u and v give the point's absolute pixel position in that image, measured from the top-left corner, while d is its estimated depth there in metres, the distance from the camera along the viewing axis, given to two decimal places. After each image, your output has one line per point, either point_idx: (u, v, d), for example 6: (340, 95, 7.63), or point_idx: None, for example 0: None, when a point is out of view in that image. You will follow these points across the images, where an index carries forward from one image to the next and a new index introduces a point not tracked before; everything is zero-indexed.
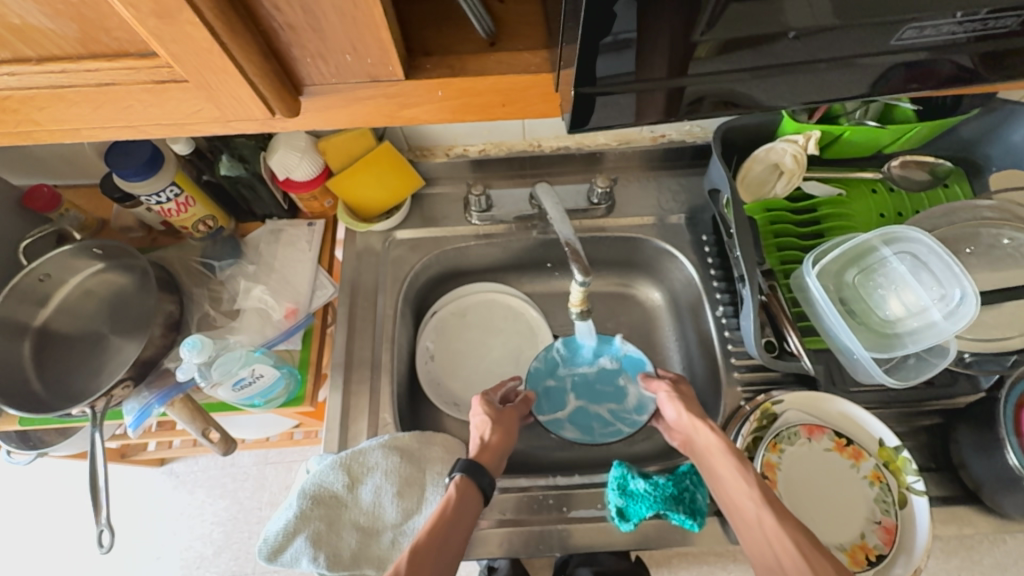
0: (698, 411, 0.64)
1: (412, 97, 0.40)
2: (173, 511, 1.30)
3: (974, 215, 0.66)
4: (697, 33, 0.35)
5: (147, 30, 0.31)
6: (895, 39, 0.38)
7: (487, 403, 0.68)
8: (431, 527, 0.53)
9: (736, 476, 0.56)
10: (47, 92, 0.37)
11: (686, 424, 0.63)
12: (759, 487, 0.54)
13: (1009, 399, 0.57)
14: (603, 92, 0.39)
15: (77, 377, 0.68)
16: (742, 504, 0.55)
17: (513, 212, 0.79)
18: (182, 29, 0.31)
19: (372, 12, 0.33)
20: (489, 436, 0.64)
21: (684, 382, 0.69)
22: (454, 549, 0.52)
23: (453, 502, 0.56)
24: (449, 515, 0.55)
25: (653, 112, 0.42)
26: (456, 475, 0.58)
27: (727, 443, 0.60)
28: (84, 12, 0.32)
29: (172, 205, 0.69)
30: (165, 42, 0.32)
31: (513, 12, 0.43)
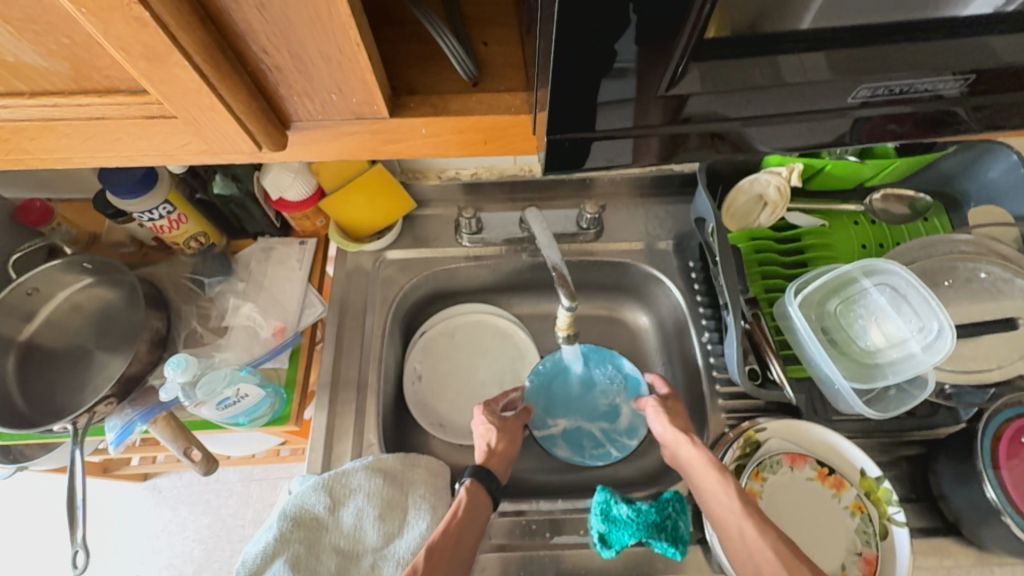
0: (682, 425, 0.66)
1: (397, 134, 0.42)
2: (154, 528, 1.28)
3: (952, 249, 0.68)
4: (666, 90, 0.38)
5: (138, 71, 0.32)
6: (852, 96, 0.40)
7: (491, 413, 0.71)
8: (444, 528, 0.56)
9: (717, 489, 0.57)
10: (39, 124, 0.38)
11: (671, 440, 0.64)
12: (738, 497, 0.55)
13: (987, 432, 0.59)
14: (598, 138, 0.41)
15: (60, 393, 0.68)
16: (725, 516, 0.55)
17: (502, 235, 0.80)
18: (171, 71, 0.32)
19: (357, 58, 0.34)
20: (496, 443, 0.67)
21: (673, 397, 0.69)
22: (467, 548, 0.55)
23: (466, 505, 0.59)
24: (461, 518, 0.57)
25: (648, 155, 0.44)
26: (466, 480, 0.61)
27: (709, 456, 0.60)
28: (77, 53, 0.34)
29: (165, 222, 0.69)
30: (154, 82, 0.33)
31: (496, 54, 0.44)
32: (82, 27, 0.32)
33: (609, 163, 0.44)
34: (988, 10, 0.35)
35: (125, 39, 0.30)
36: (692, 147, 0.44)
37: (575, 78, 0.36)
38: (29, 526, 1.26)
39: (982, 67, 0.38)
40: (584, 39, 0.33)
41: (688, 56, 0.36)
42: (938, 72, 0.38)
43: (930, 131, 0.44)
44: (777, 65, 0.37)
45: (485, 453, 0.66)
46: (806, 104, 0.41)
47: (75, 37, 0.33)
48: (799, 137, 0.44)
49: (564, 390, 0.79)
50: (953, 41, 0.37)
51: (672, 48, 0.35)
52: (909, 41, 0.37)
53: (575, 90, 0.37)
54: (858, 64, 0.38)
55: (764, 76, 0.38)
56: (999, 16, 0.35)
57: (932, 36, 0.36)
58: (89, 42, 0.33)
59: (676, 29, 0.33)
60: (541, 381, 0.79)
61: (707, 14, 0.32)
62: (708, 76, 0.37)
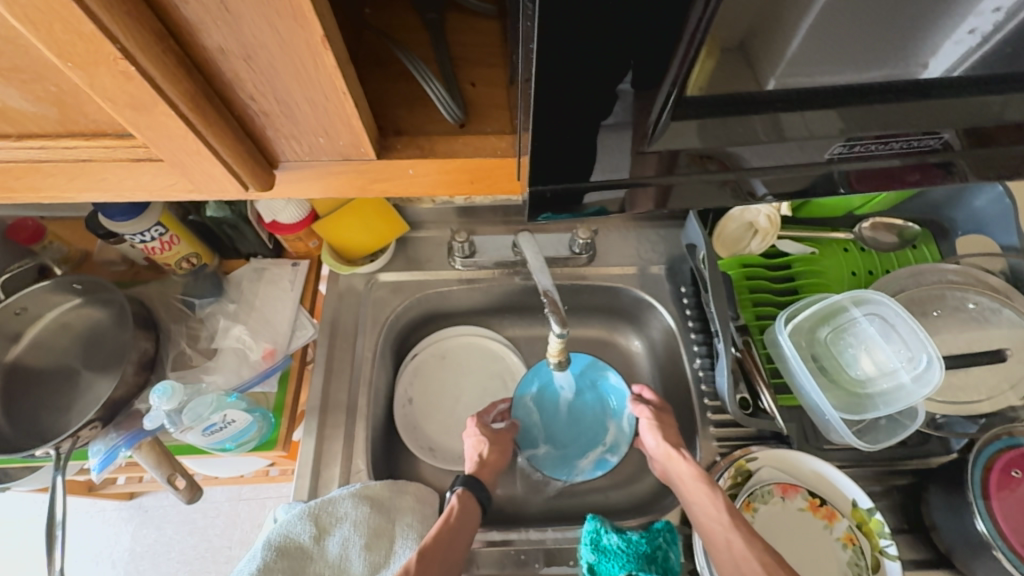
0: (674, 439, 0.65)
1: (386, 172, 0.42)
2: (139, 548, 1.26)
3: (939, 279, 0.69)
4: (647, 144, 0.39)
5: (124, 119, 0.33)
6: (828, 153, 0.42)
7: (484, 424, 0.70)
8: (437, 533, 0.56)
9: (707, 503, 0.57)
10: (25, 164, 0.39)
11: (661, 454, 0.64)
12: (727, 511, 0.55)
13: (978, 461, 0.58)
14: (590, 190, 0.43)
15: (43, 417, 0.67)
16: (711, 529, 0.56)
17: (495, 258, 0.80)
18: (157, 119, 0.32)
19: (344, 104, 0.34)
20: (488, 454, 0.68)
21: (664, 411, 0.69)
22: (459, 552, 0.56)
23: (456, 513, 0.59)
24: (452, 524, 0.58)
25: (644, 202, 0.45)
26: (457, 489, 0.62)
27: (700, 471, 0.60)
28: (64, 100, 0.35)
29: (156, 244, 0.68)
30: (141, 129, 0.33)
31: (484, 94, 0.45)
32: (68, 77, 0.32)
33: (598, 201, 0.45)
34: (937, 73, 0.37)
35: (112, 90, 0.30)
36: (678, 189, 0.44)
37: (559, 119, 0.36)
38: (9, 548, 1.23)
39: (953, 116, 0.39)
40: (568, 86, 0.34)
41: (671, 111, 0.36)
42: (913, 120, 0.39)
43: (916, 170, 0.44)
44: (747, 122, 0.38)
45: (479, 464, 0.66)
46: (788, 153, 0.41)
47: (62, 85, 0.33)
48: (786, 175, 0.44)
49: (549, 407, 0.77)
50: (921, 100, 0.38)
51: (658, 91, 0.35)
52: (877, 101, 0.38)
53: (559, 131, 0.37)
54: (837, 115, 0.39)
55: (744, 126, 0.39)
56: (949, 79, 0.37)
57: (901, 95, 0.38)
58: (75, 90, 0.34)
59: (656, 82, 0.34)
60: (526, 400, 0.77)
61: (700, 38, 0.32)
62: (691, 126, 0.38)
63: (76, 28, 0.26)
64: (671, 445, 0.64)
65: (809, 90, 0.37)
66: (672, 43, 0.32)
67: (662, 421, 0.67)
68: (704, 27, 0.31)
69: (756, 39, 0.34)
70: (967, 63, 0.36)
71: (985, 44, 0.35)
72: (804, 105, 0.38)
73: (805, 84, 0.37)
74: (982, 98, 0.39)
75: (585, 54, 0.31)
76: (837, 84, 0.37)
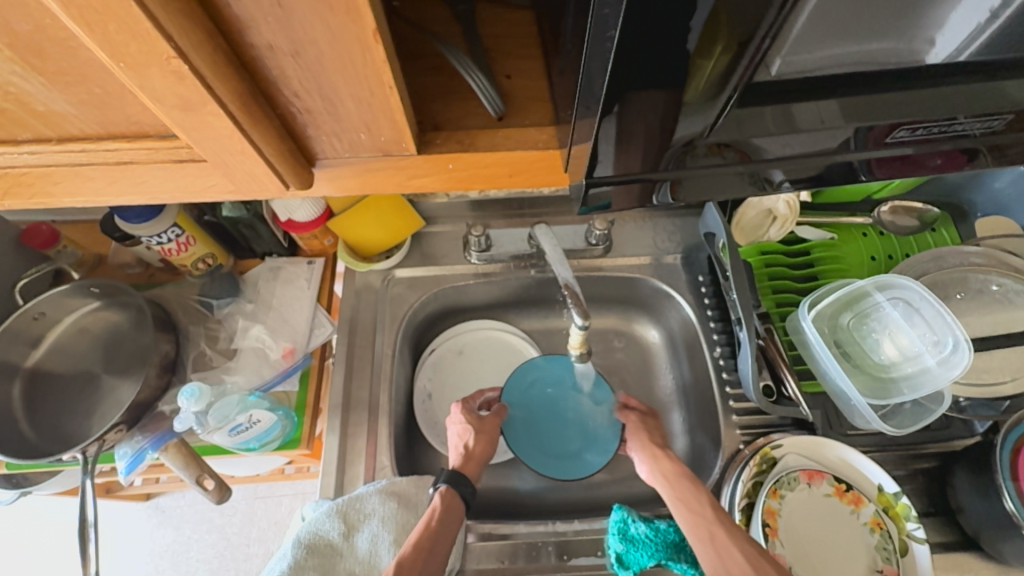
0: (658, 440, 0.65)
1: (420, 169, 0.42)
2: (159, 547, 1.27)
3: (962, 261, 0.68)
4: (702, 139, 0.39)
5: (170, 120, 0.32)
6: (890, 137, 0.41)
7: (468, 411, 0.69)
8: (417, 540, 0.55)
9: (689, 497, 0.57)
10: (66, 168, 0.39)
11: (647, 451, 0.64)
12: (710, 504, 0.55)
13: (1006, 444, 0.58)
14: (596, 185, 0.42)
15: (69, 420, 0.67)
16: (693, 523, 0.55)
17: (511, 251, 0.79)
18: (204, 119, 0.32)
19: (389, 99, 0.34)
20: (473, 445, 0.66)
21: (653, 415, 0.69)
22: (440, 559, 0.54)
23: (438, 514, 0.58)
24: (434, 528, 0.56)
25: (625, 199, 0.45)
26: (440, 487, 0.60)
27: (681, 468, 0.60)
28: (107, 102, 0.34)
29: (173, 245, 0.68)
30: (186, 129, 0.33)
31: (518, 86, 0.44)
32: (115, 78, 0.32)
33: (624, 200, 0.45)
34: (941, 59, 0.37)
35: (161, 90, 0.30)
36: (693, 182, 0.43)
37: (610, 113, 0.35)
38: (30, 550, 1.24)
39: (998, 95, 0.38)
40: (617, 76, 0.33)
41: (730, 108, 0.36)
42: (960, 99, 0.38)
43: (951, 154, 0.44)
44: (791, 111, 0.38)
45: (462, 455, 0.65)
46: (818, 142, 0.41)
47: (107, 87, 0.33)
48: (822, 161, 0.43)
49: (542, 395, 0.74)
50: (958, 84, 0.38)
51: (721, 95, 0.35)
52: (915, 87, 0.38)
53: (614, 124, 0.36)
54: (849, 106, 0.38)
55: (785, 111, 0.38)
56: (955, 65, 0.37)
57: (940, 81, 0.37)
58: (120, 92, 0.33)
59: (721, 83, 0.34)
60: (523, 382, 0.74)
61: (767, 44, 0.32)
62: (732, 115, 0.37)
63: (130, 26, 0.26)
64: (654, 445, 0.64)
65: (846, 74, 0.37)
66: (737, 49, 0.32)
67: (648, 426, 0.67)
68: (773, 32, 0.31)
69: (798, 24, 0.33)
70: (974, 45, 0.36)
71: (995, 20, 0.35)
72: (840, 91, 0.37)
73: (848, 64, 0.36)
74: None
75: (652, 51, 0.31)
76: (880, 65, 0.36)
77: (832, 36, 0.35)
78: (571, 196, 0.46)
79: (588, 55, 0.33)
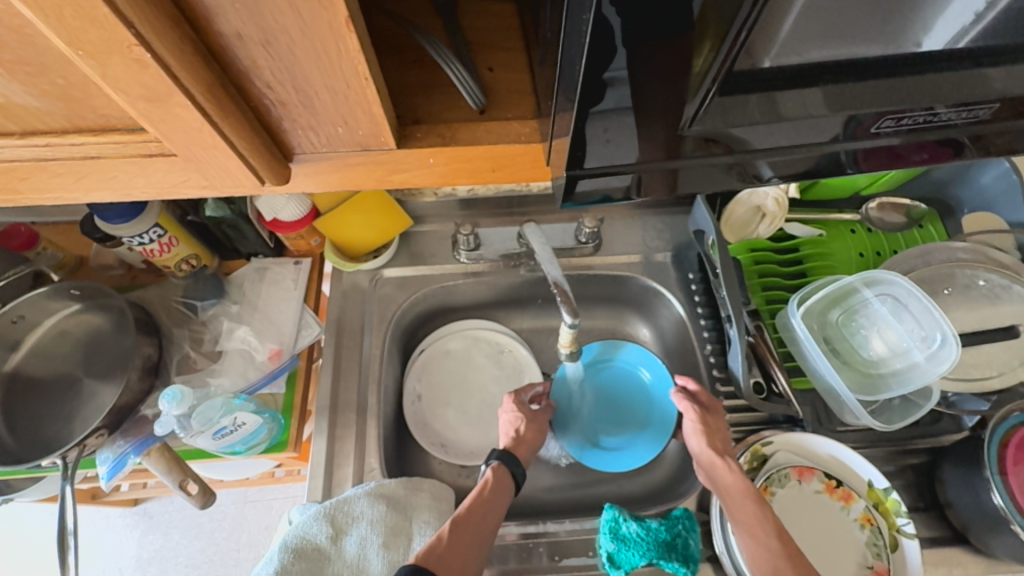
0: (719, 446, 0.62)
1: (403, 164, 0.41)
2: (146, 554, 1.25)
3: (950, 257, 0.68)
4: (685, 128, 0.38)
5: (136, 111, 0.31)
6: (874, 127, 0.41)
7: (520, 402, 0.70)
8: (470, 504, 0.56)
9: (755, 524, 0.54)
10: (31, 163, 0.38)
11: (705, 460, 0.61)
12: (777, 536, 0.52)
13: (994, 438, 0.58)
14: (583, 177, 0.42)
15: (46, 426, 0.65)
16: (758, 552, 0.52)
17: (500, 250, 0.79)
18: (171, 111, 0.31)
19: (365, 93, 0.33)
20: (524, 430, 0.68)
21: (714, 411, 0.65)
22: (491, 524, 0.56)
23: (491, 485, 0.59)
24: (486, 496, 0.58)
25: (659, 188, 0.44)
26: (492, 462, 0.62)
27: (748, 485, 0.57)
28: (71, 94, 0.33)
29: (155, 246, 0.67)
30: (154, 122, 0.32)
31: (502, 80, 0.44)
32: (77, 68, 0.31)
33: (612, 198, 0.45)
34: (940, 45, 0.36)
35: (124, 80, 0.29)
36: (683, 174, 0.43)
37: (592, 105, 0.35)
38: (13, 559, 1.21)
39: (982, 86, 0.38)
40: (597, 64, 0.32)
41: (711, 100, 0.36)
42: (944, 89, 0.38)
43: (935, 147, 0.44)
44: (778, 101, 0.38)
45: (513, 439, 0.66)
46: (803, 134, 0.41)
47: (69, 77, 0.32)
48: (807, 152, 0.43)
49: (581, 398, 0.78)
50: (944, 72, 0.37)
51: (700, 89, 0.35)
52: (899, 76, 0.37)
53: (596, 114, 0.36)
54: (835, 95, 0.38)
55: (767, 103, 0.38)
56: (953, 51, 0.36)
57: (924, 69, 0.37)
58: (84, 83, 0.32)
59: (702, 76, 0.34)
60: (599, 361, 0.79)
61: (743, 39, 0.32)
62: (718, 106, 0.37)
63: (89, 12, 0.25)
64: (716, 454, 0.61)
65: (829, 64, 0.36)
66: (721, 43, 0.32)
67: (709, 423, 0.64)
68: (749, 25, 0.31)
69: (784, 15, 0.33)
70: (970, 34, 0.36)
71: (980, 21, 0.35)
72: (825, 81, 0.37)
73: (829, 56, 0.36)
74: (1012, 67, 0.37)
75: (633, 40, 0.31)
76: (863, 55, 0.36)
77: (817, 32, 0.34)
78: (553, 191, 0.45)
79: (569, 44, 0.33)
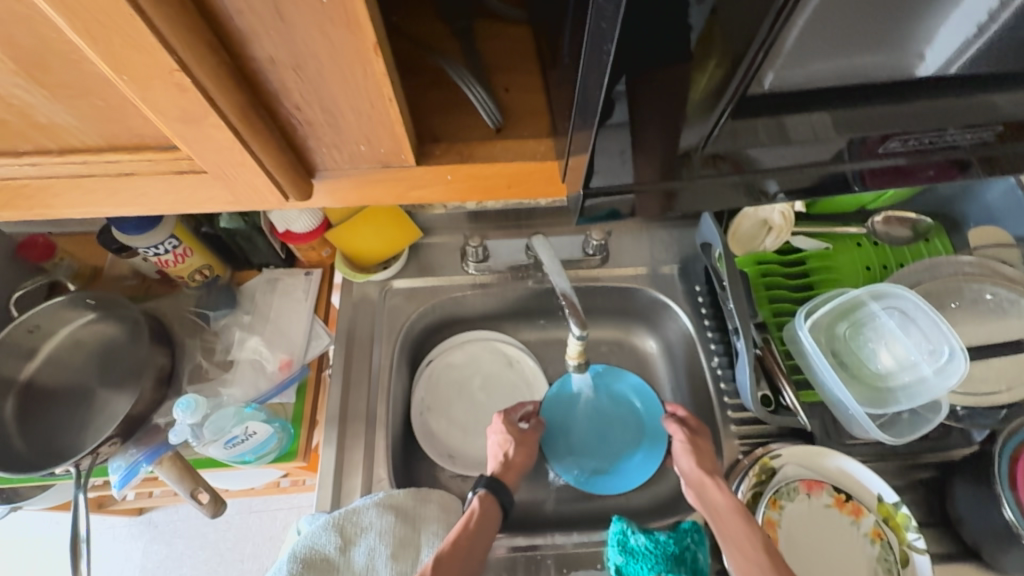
0: (709, 466, 0.63)
1: (421, 181, 0.42)
2: (149, 564, 1.24)
3: (957, 270, 0.69)
4: (700, 149, 0.39)
5: (172, 131, 0.32)
6: (883, 147, 0.42)
7: (510, 423, 0.70)
8: (454, 540, 0.56)
9: (745, 540, 0.54)
10: (66, 180, 0.39)
11: (694, 480, 0.62)
12: (767, 552, 0.52)
13: (1004, 451, 0.57)
14: (592, 198, 0.42)
15: (61, 435, 0.66)
16: (748, 569, 0.52)
17: (508, 262, 0.80)
18: (205, 131, 0.32)
19: (390, 113, 0.35)
20: (513, 454, 0.67)
21: (702, 433, 0.66)
22: (476, 560, 0.56)
23: (477, 517, 0.59)
24: (472, 529, 0.58)
25: (648, 209, 0.45)
26: (479, 491, 0.62)
27: (736, 504, 0.58)
28: (109, 114, 0.35)
29: (170, 256, 0.68)
30: (188, 141, 0.33)
31: (517, 99, 0.45)
32: (117, 90, 0.33)
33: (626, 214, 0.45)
34: (931, 72, 0.38)
35: (163, 103, 0.30)
36: (695, 192, 0.43)
37: (608, 125, 0.36)
38: (18, 567, 1.21)
39: (987, 110, 0.39)
40: (614, 87, 0.33)
41: (725, 119, 0.37)
42: (950, 112, 0.39)
43: (942, 166, 0.45)
44: (786, 124, 0.39)
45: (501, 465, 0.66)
46: (811, 153, 0.42)
47: (110, 99, 0.33)
48: (815, 170, 0.43)
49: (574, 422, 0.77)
50: (950, 95, 0.38)
51: (713, 110, 0.36)
52: (905, 99, 0.38)
53: (611, 135, 0.37)
54: (844, 117, 0.39)
55: (777, 125, 0.39)
56: (944, 77, 0.38)
57: (930, 93, 0.38)
58: (123, 104, 0.34)
59: (716, 97, 0.35)
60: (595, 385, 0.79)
61: (760, 59, 0.33)
62: (730, 127, 0.38)
63: (135, 40, 0.26)
64: (705, 473, 0.62)
65: (839, 87, 0.37)
66: (730, 64, 0.32)
67: (698, 445, 0.65)
68: (764, 49, 0.32)
69: (794, 41, 0.34)
70: (964, 57, 0.37)
71: (982, 36, 0.36)
72: (833, 103, 0.38)
73: (838, 81, 0.37)
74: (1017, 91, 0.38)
75: (649, 64, 0.32)
76: (871, 79, 0.37)
77: (826, 57, 0.35)
78: (568, 207, 0.46)
79: (586, 68, 0.34)
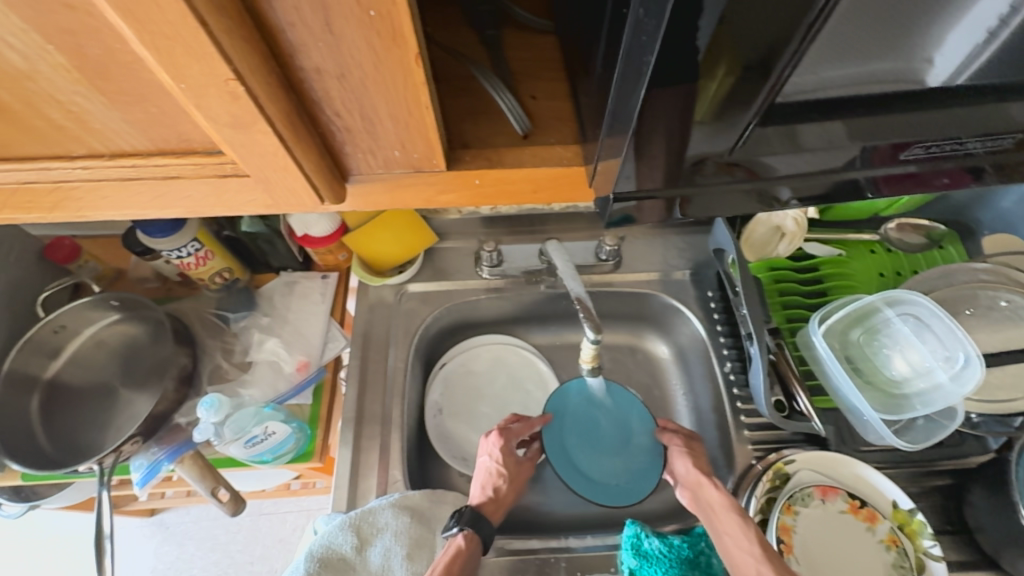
0: (705, 466, 0.64)
1: (448, 186, 0.43)
2: (160, 565, 1.25)
3: (972, 278, 0.69)
4: (727, 156, 0.40)
5: (221, 136, 0.34)
6: (903, 154, 0.42)
7: (508, 452, 0.68)
8: None
9: (739, 533, 0.55)
10: (115, 183, 0.41)
11: (691, 481, 0.63)
12: (760, 543, 0.53)
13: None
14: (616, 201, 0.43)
15: (85, 432, 0.68)
16: (742, 561, 0.53)
17: (522, 266, 0.81)
18: (253, 136, 0.34)
19: (424, 119, 0.36)
20: (504, 490, 0.66)
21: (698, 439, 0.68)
22: None
23: (460, 558, 0.58)
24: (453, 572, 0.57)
25: (651, 215, 0.46)
26: (466, 529, 0.60)
27: (732, 501, 0.59)
28: (159, 120, 0.36)
29: (192, 259, 0.70)
30: (236, 146, 0.35)
31: (543, 106, 0.46)
32: (170, 98, 0.34)
33: (643, 219, 0.46)
34: (941, 79, 0.38)
35: (217, 110, 0.31)
36: (714, 197, 0.44)
37: (635, 133, 0.37)
38: (33, 565, 1.23)
39: (1007, 118, 0.40)
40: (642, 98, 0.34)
41: (752, 128, 0.37)
42: (970, 120, 0.40)
43: (960, 172, 0.45)
44: (807, 132, 0.39)
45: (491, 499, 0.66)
46: (830, 160, 0.42)
47: (163, 106, 0.35)
48: (834, 176, 0.44)
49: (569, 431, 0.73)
50: (970, 105, 0.39)
51: (742, 121, 0.36)
52: (925, 109, 0.39)
53: (637, 142, 0.38)
54: (865, 125, 0.40)
55: (798, 133, 0.39)
56: (950, 88, 0.38)
57: (950, 102, 0.39)
58: (174, 110, 0.35)
59: (744, 107, 0.35)
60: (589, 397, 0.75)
61: (788, 71, 0.33)
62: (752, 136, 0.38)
63: (197, 51, 0.27)
64: (701, 473, 0.63)
65: (860, 97, 0.38)
66: (756, 76, 0.33)
67: (693, 450, 0.66)
68: (793, 61, 0.32)
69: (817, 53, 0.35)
70: (971, 68, 0.37)
71: (993, 41, 0.36)
72: (853, 112, 0.39)
73: (859, 91, 0.38)
74: None
75: (676, 76, 0.33)
76: (892, 89, 0.38)
77: (849, 69, 0.36)
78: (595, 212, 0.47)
79: (616, 80, 0.35)
